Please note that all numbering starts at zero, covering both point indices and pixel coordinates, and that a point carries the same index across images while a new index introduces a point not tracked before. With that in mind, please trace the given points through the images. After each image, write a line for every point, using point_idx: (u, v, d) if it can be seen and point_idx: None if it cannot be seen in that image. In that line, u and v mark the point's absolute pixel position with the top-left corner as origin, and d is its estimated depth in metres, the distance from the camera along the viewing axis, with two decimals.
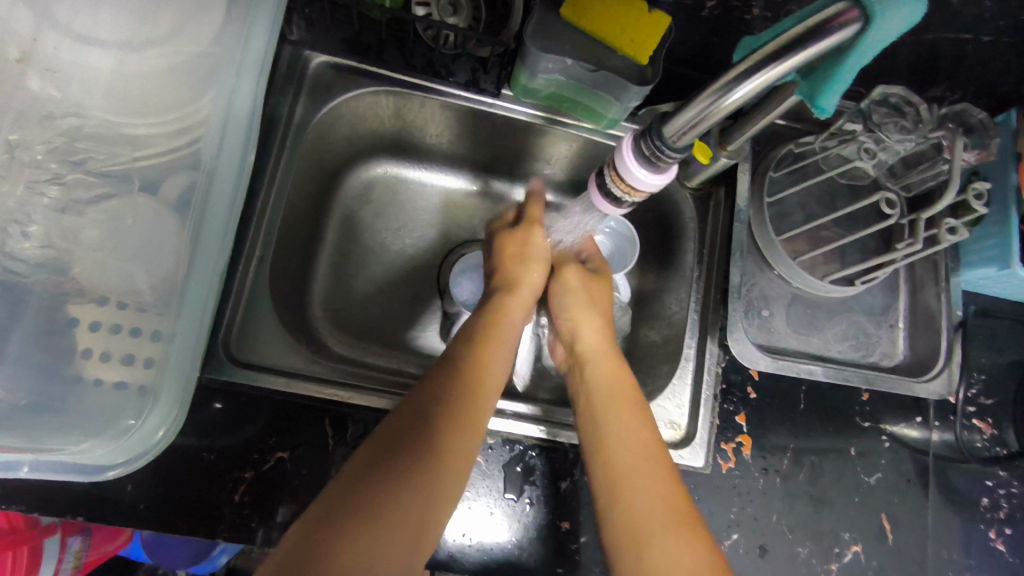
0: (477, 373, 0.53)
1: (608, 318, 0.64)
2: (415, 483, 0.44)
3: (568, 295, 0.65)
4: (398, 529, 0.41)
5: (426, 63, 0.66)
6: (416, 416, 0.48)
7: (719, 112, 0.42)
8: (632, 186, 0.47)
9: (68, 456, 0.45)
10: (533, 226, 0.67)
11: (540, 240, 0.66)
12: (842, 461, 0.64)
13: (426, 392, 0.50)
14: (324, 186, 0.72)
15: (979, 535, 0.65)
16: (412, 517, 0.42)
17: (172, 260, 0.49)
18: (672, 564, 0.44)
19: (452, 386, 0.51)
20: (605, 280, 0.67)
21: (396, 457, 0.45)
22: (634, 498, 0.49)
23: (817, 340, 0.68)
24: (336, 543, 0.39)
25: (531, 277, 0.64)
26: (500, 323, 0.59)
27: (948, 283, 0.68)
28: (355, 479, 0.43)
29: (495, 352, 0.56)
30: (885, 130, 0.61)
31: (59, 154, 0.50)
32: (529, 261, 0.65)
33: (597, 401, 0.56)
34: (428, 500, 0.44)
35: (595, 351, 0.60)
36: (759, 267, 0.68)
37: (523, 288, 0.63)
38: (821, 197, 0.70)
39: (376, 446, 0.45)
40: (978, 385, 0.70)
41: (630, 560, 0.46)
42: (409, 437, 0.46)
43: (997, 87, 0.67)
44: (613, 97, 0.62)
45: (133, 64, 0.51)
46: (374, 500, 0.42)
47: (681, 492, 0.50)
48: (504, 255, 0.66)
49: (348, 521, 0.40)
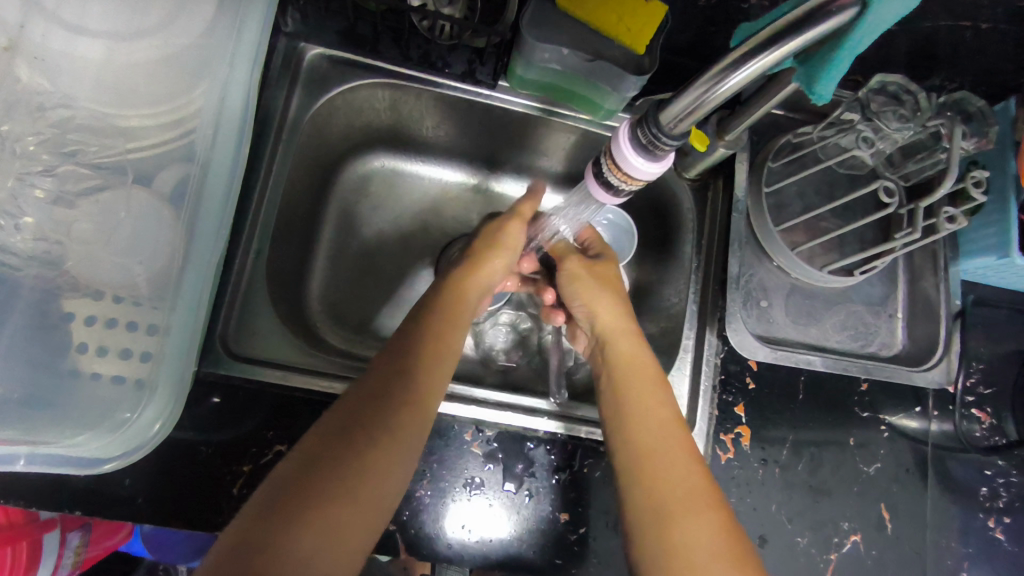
0: (440, 347, 0.52)
1: (622, 296, 0.63)
2: (380, 453, 0.44)
3: (569, 281, 0.64)
4: (364, 499, 0.42)
5: (423, 54, 0.66)
6: (366, 402, 0.46)
7: (716, 99, 0.41)
8: (629, 175, 0.47)
9: (63, 450, 0.45)
10: (513, 219, 0.65)
11: (518, 230, 0.64)
12: (841, 451, 0.64)
13: (392, 363, 0.49)
14: (319, 178, 0.71)
15: (978, 524, 0.65)
16: (377, 486, 0.43)
17: (166, 252, 0.49)
18: (697, 543, 0.45)
19: (414, 358, 0.50)
20: (612, 263, 0.66)
21: (362, 428, 0.44)
22: (659, 477, 0.49)
23: (815, 331, 0.67)
24: (304, 513, 0.39)
25: (494, 262, 0.61)
26: (458, 301, 0.57)
27: (947, 272, 0.68)
28: (319, 449, 0.42)
29: (454, 338, 0.54)
30: (884, 119, 0.62)
31: (49, 145, 0.50)
32: (500, 248, 0.62)
33: (621, 381, 0.56)
34: (392, 470, 0.44)
35: (614, 328, 0.60)
36: (757, 258, 0.68)
37: (479, 272, 0.60)
38: (819, 187, 0.70)
39: (340, 417, 0.45)
40: (976, 375, 0.69)
41: (656, 539, 0.46)
42: (375, 407, 0.46)
43: (995, 75, 0.67)
44: (611, 88, 0.61)
45: (123, 53, 0.50)
46: (340, 470, 0.41)
47: (699, 471, 0.50)
48: (476, 245, 0.64)
49: (314, 492, 0.40)
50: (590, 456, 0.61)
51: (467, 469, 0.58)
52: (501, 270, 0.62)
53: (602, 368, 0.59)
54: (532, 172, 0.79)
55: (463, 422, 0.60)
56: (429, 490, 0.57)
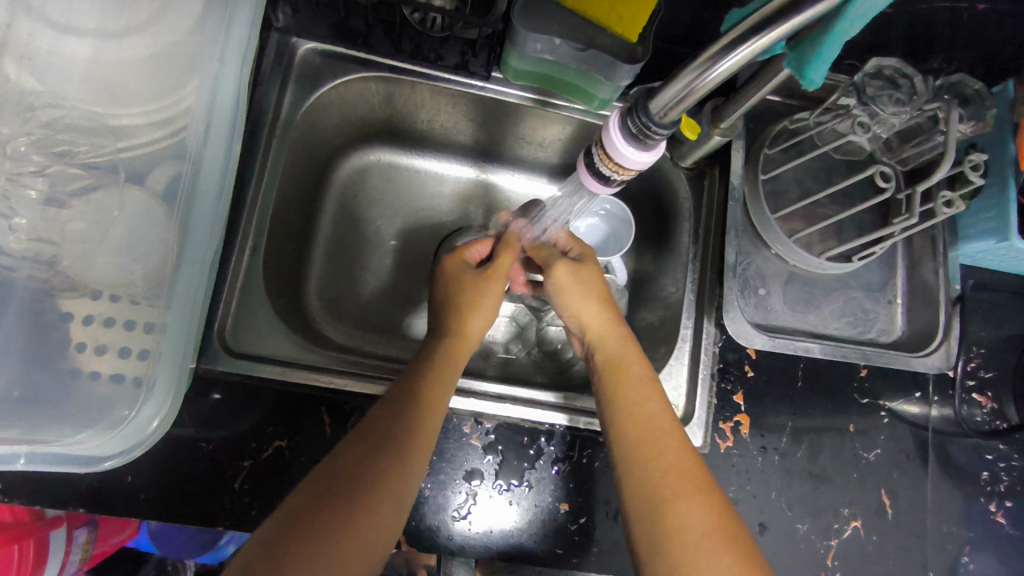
0: (441, 368, 0.54)
1: (606, 296, 0.62)
2: (390, 477, 0.46)
3: (557, 292, 0.62)
4: (376, 518, 0.44)
5: (415, 47, 0.65)
6: (387, 420, 0.49)
7: (703, 88, 0.41)
8: (620, 165, 0.47)
9: (61, 448, 0.45)
10: (493, 279, 0.62)
11: (495, 292, 0.62)
12: (840, 437, 0.64)
13: (402, 388, 0.52)
14: (313, 172, 0.71)
15: (979, 508, 0.65)
16: (387, 507, 0.45)
17: (161, 251, 0.49)
18: (689, 526, 0.45)
19: (423, 381, 0.52)
20: (593, 266, 0.63)
21: (374, 454, 0.47)
22: (654, 461, 0.49)
23: (814, 318, 0.67)
24: (319, 534, 0.41)
25: (477, 323, 0.60)
26: (450, 356, 0.56)
27: (946, 257, 0.68)
28: (336, 475, 0.45)
29: (450, 376, 0.54)
30: (879, 103, 0.61)
31: (40, 145, 0.50)
32: (478, 310, 0.60)
33: (621, 385, 0.55)
34: (400, 493, 0.46)
35: (600, 332, 0.60)
36: (755, 246, 0.68)
37: (466, 333, 0.59)
38: (817, 173, 0.70)
39: (355, 442, 0.48)
40: (977, 359, 0.69)
41: (649, 523, 0.47)
42: (388, 432, 0.48)
43: (993, 58, 0.66)
44: (604, 78, 0.61)
45: (111, 52, 0.50)
46: (351, 498, 0.44)
47: (687, 456, 0.50)
48: (451, 297, 0.62)
49: (330, 516, 0.43)
50: (589, 446, 0.61)
51: (468, 460, 0.59)
52: (485, 324, 0.61)
53: (593, 371, 0.59)
54: (525, 163, 0.79)
55: (462, 415, 0.60)
56: (429, 483, 0.57)
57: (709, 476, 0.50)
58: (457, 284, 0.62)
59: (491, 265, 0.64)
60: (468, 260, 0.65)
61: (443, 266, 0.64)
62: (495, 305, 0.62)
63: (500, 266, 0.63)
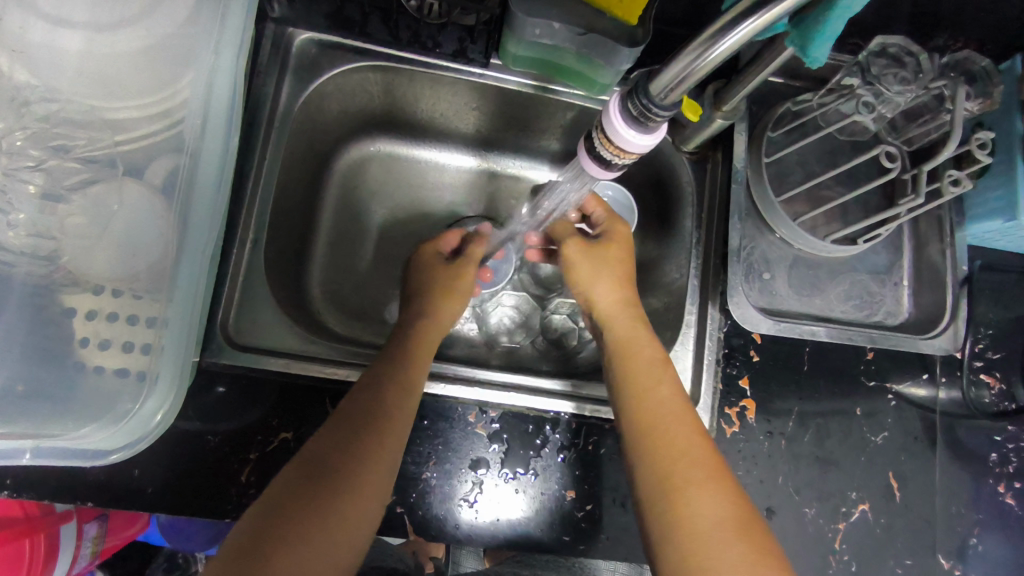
0: (416, 357, 0.55)
1: (623, 277, 0.62)
2: (371, 464, 0.46)
3: (568, 266, 0.64)
4: (362, 504, 0.44)
5: (413, 35, 0.65)
6: (368, 404, 0.49)
7: (705, 67, 0.40)
8: (620, 148, 0.45)
9: (66, 442, 0.45)
10: (464, 263, 0.64)
11: (469, 279, 0.63)
12: (847, 420, 0.63)
13: (381, 374, 0.52)
14: (314, 167, 0.71)
15: (988, 489, 0.64)
16: (370, 493, 0.45)
17: (160, 245, 0.49)
18: (704, 513, 0.45)
19: (401, 370, 0.52)
20: (619, 242, 0.64)
21: (356, 440, 0.47)
22: (661, 447, 0.49)
23: (819, 302, 0.67)
24: (308, 523, 0.41)
25: (451, 305, 0.62)
26: (426, 339, 0.57)
27: (953, 238, 0.67)
28: (319, 462, 0.45)
29: (424, 361, 0.55)
30: (884, 82, 0.60)
31: (38, 139, 0.50)
32: (452, 295, 0.62)
33: (622, 373, 0.55)
34: (382, 479, 0.46)
35: (609, 312, 0.61)
36: (759, 230, 0.67)
37: (439, 317, 0.60)
38: (821, 154, 0.69)
39: (337, 430, 0.47)
40: (985, 340, 0.68)
41: (663, 510, 0.46)
42: (368, 416, 0.48)
43: (999, 35, 0.65)
44: (604, 61, 0.60)
45: (104, 43, 0.50)
46: (336, 484, 0.44)
47: (700, 442, 0.50)
48: (426, 281, 0.63)
49: (314, 504, 0.42)
50: (595, 433, 0.61)
51: (473, 449, 0.59)
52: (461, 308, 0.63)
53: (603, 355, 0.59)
54: (523, 150, 0.78)
55: (467, 403, 0.60)
56: (435, 472, 0.57)
57: (722, 463, 0.50)
58: (432, 274, 0.63)
59: (462, 253, 0.65)
60: (443, 250, 0.66)
61: (419, 254, 0.65)
62: (467, 290, 0.64)
63: (472, 260, 0.64)
